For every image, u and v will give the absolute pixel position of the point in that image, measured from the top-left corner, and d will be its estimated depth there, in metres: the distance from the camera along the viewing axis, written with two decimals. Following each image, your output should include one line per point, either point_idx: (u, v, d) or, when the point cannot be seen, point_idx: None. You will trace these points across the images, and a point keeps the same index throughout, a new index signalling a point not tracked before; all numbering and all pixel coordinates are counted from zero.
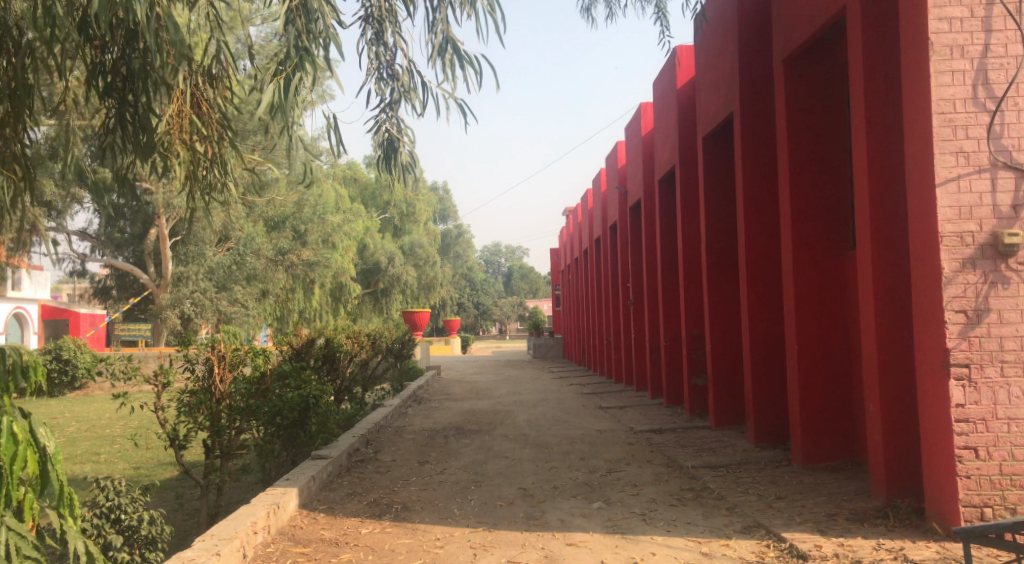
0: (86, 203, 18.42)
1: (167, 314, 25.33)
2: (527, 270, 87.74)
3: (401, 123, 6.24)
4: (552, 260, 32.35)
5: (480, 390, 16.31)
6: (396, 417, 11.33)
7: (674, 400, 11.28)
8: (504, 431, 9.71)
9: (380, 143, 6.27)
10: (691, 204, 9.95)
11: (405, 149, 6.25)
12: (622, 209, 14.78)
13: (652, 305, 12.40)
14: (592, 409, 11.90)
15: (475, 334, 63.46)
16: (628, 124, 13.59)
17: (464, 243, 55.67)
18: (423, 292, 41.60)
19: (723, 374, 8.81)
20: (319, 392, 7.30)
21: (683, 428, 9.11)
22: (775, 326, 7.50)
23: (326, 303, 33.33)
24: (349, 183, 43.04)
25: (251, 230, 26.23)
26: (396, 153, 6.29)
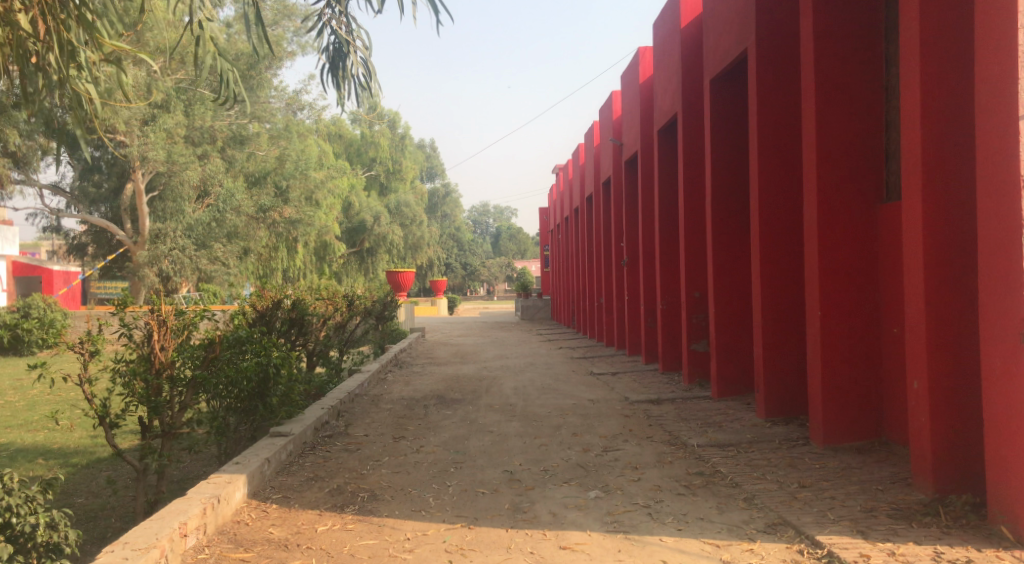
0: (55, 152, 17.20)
1: (145, 272, 24.01)
2: (516, 231, 87.00)
3: (351, 24, 6.18)
4: (540, 220, 31.57)
5: (467, 354, 15.55)
6: (374, 384, 10.57)
7: (670, 366, 10.60)
8: (490, 401, 8.99)
9: (327, 50, 6.19)
10: (695, 156, 9.12)
11: (356, 56, 6.22)
12: (616, 162, 13.93)
13: (647, 266, 11.64)
14: (583, 376, 11.19)
15: (463, 296, 62.63)
16: (624, 72, 12.70)
17: (452, 202, 54.82)
18: (409, 252, 40.72)
19: (728, 341, 8.09)
20: (281, 359, 6.50)
21: (682, 398, 8.42)
22: (790, 289, 6.76)
23: (309, 263, 32.37)
24: (334, 138, 41.72)
25: (231, 185, 25.18)
26: (345, 62, 6.20)
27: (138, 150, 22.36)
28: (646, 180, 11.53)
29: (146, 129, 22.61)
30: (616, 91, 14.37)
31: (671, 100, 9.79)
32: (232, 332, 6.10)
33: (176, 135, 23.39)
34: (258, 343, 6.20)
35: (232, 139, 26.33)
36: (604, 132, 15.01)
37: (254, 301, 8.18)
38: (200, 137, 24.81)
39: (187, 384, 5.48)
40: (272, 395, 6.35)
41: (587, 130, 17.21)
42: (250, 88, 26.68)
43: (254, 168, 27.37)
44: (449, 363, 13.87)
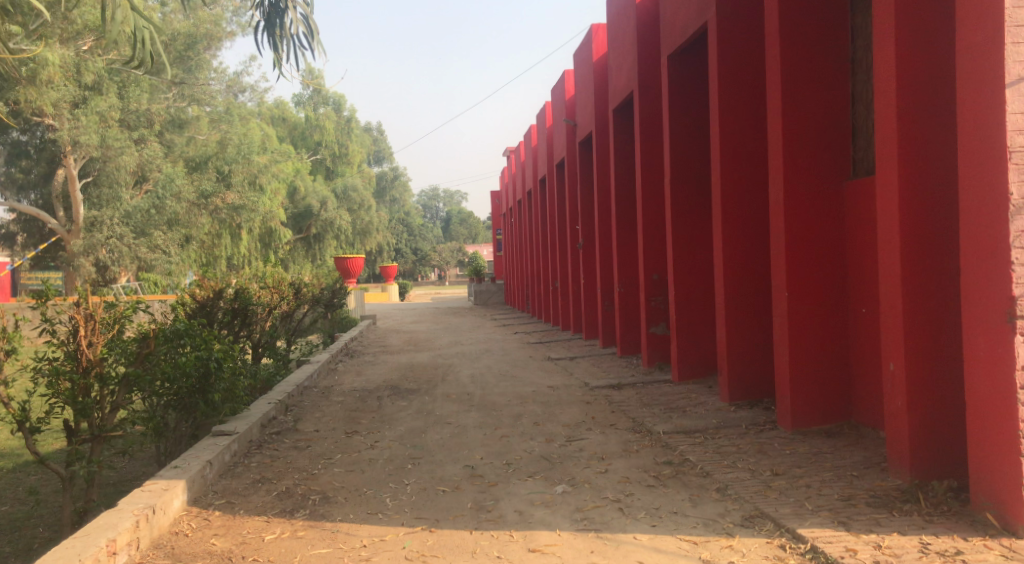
0: None
1: (81, 261, 22.88)
2: (466, 215, 86.38)
3: None
4: (491, 203, 31.24)
5: (420, 341, 15.21)
6: (325, 375, 10.16)
7: (628, 350, 10.45)
8: (446, 390, 8.71)
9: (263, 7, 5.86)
10: (652, 136, 8.92)
11: (294, 12, 5.89)
12: (570, 143, 13.70)
13: (603, 249, 11.45)
14: (540, 361, 10.99)
15: (414, 281, 62.01)
16: (577, 50, 12.43)
17: (400, 186, 54.00)
18: (358, 238, 39.94)
19: (689, 324, 7.95)
20: (224, 353, 6.09)
21: (643, 383, 8.27)
22: (754, 271, 6.63)
23: (255, 250, 31.45)
24: (277, 122, 40.62)
25: (170, 170, 24.19)
26: (283, 18, 5.89)
27: (69, 133, 21.31)
28: (601, 161, 11.32)
29: (78, 112, 21.56)
30: (569, 70, 14.10)
31: (627, 79, 9.57)
32: (169, 325, 5.66)
33: (110, 118, 22.35)
34: (198, 336, 5.77)
35: (171, 123, 25.69)
36: (556, 113, 14.75)
37: (192, 291, 7.69)
38: (136, 121, 23.84)
39: (119, 382, 5.03)
40: (216, 391, 5.93)
41: (539, 111, 16.92)
42: (188, 69, 25.70)
43: (195, 152, 26.51)
44: (402, 351, 13.50)
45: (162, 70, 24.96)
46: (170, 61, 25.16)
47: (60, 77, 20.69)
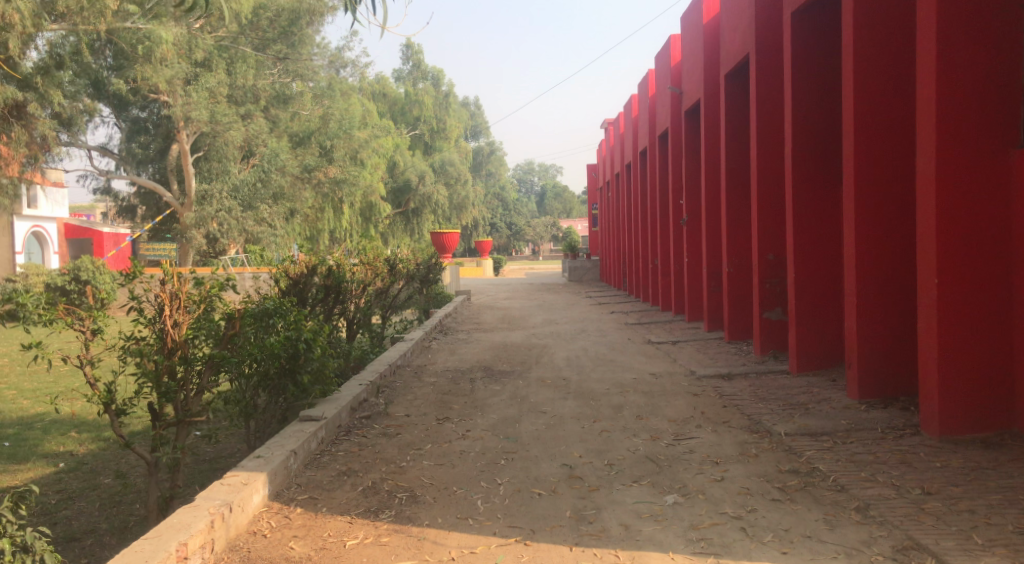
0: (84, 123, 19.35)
1: (193, 234, 23.85)
2: (561, 190, 85.51)
3: None
4: (588, 177, 30.51)
5: (514, 319, 14.86)
6: (418, 353, 9.95)
7: (737, 334, 9.72)
8: (541, 374, 8.28)
9: None
10: (770, 102, 8.10)
11: None
12: (675, 112, 12.89)
13: (711, 225, 10.69)
14: (640, 345, 10.39)
15: (508, 256, 61.99)
16: (686, 11, 11.58)
17: (496, 161, 53.89)
18: (454, 212, 40.07)
19: (810, 309, 7.20)
20: (313, 334, 5.87)
21: (756, 373, 7.57)
22: (891, 253, 5.82)
23: (355, 223, 31.90)
24: (378, 97, 41.15)
25: (275, 145, 24.81)
26: None
27: (182, 109, 22.08)
28: (710, 129, 10.54)
29: (189, 89, 22.38)
30: (676, 34, 13.23)
31: (742, 40, 8.75)
32: (257, 304, 5.49)
33: (218, 94, 23.11)
34: (286, 314, 5.58)
35: (276, 99, 26.30)
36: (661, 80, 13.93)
37: (284, 268, 7.56)
38: (243, 97, 24.64)
39: (204, 363, 4.88)
40: (304, 372, 5.75)
41: (642, 79, 16.08)
42: (291, 45, 26.11)
43: (298, 127, 27.07)
44: (497, 329, 13.18)
45: (265, 47, 25.71)
46: (275, 37, 25.69)
47: (173, 55, 21.59)
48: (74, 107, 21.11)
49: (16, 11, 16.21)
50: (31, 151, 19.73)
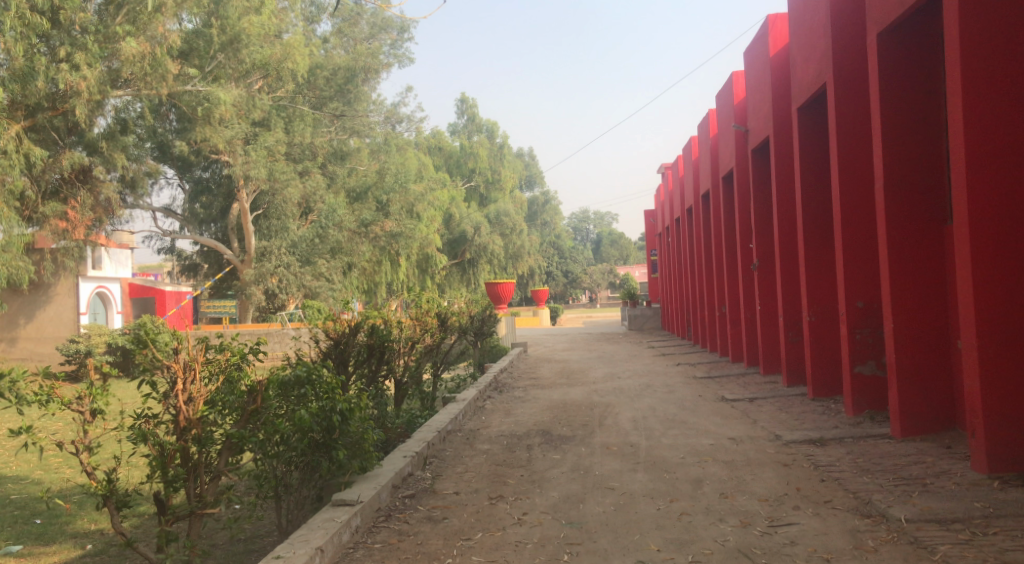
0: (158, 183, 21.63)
1: (252, 290, 23.95)
2: (618, 237, 84.73)
3: None
4: (647, 222, 29.74)
5: (574, 373, 14.07)
6: (471, 415, 9.27)
7: (821, 391, 8.75)
8: (606, 439, 7.50)
9: None
10: (854, 135, 7.36)
11: None
12: (741, 152, 12.19)
13: (786, 269, 9.85)
14: (712, 403, 9.49)
15: (565, 303, 61.35)
16: (751, 45, 10.99)
17: (551, 210, 53.69)
18: (510, 262, 39.74)
19: (912, 366, 6.30)
20: (351, 406, 5.29)
21: (852, 438, 6.63)
22: (1019, 300, 4.95)
23: (413, 275, 31.81)
24: (433, 151, 41.66)
25: (333, 201, 24.89)
26: None
27: (241, 168, 22.32)
28: (781, 167, 9.81)
29: (249, 148, 22.59)
30: (739, 71, 12.62)
31: (817, 70, 8.10)
32: (286, 373, 4.98)
33: (276, 152, 23.39)
34: (321, 383, 5.03)
35: (333, 156, 26.85)
36: (723, 118, 13.26)
37: (324, 327, 7.07)
38: (301, 154, 24.95)
39: (223, 443, 4.30)
40: (339, 447, 5.14)
41: (702, 118, 15.45)
42: (348, 102, 26.47)
43: (356, 183, 27.22)
44: (555, 385, 12.39)
45: (322, 105, 26.20)
46: (332, 95, 26.10)
47: (233, 115, 22.02)
48: (138, 170, 21.30)
49: (82, 80, 16.90)
50: (96, 214, 20.03)
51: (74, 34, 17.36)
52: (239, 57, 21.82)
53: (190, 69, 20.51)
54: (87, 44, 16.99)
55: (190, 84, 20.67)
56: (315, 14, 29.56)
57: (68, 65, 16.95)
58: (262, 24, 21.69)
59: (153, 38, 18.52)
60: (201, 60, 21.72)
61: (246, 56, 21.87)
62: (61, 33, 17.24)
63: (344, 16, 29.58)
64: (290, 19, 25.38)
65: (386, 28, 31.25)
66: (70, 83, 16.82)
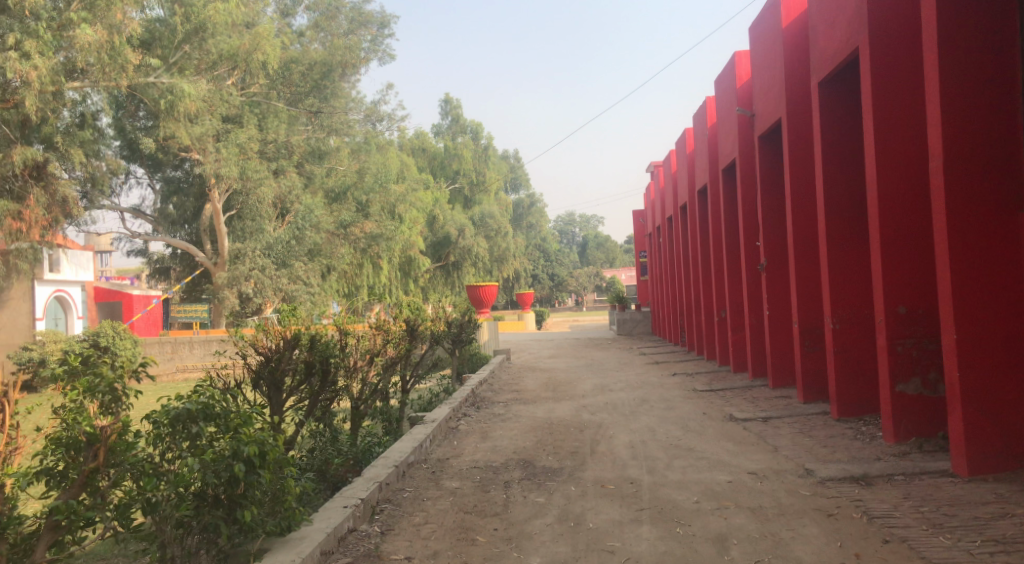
0: (135, 179, 21.47)
1: (224, 294, 22.33)
2: (604, 240, 83.67)
3: None
4: (636, 222, 28.54)
5: (560, 384, 12.75)
6: (441, 439, 7.94)
7: (847, 410, 7.50)
8: (599, 473, 6.21)
9: None
10: (894, 108, 6.18)
11: None
12: (745, 139, 10.98)
13: (802, 269, 8.60)
14: (719, 424, 8.19)
15: (551, 307, 60.18)
16: (758, 18, 9.81)
17: (537, 213, 52.56)
18: (495, 265, 38.33)
19: (979, 387, 5.06)
20: (272, 448, 4.01)
21: (905, 476, 5.39)
22: None
23: (396, 279, 30.31)
24: (417, 152, 40.42)
25: (310, 201, 23.39)
26: None
27: (211, 167, 20.75)
28: (796, 153, 8.58)
29: (219, 145, 21.09)
30: (741, 51, 11.43)
31: (842, 34, 6.90)
32: (177, 406, 3.78)
33: (250, 149, 21.82)
34: (221, 419, 3.86)
35: (311, 155, 25.22)
36: (724, 104, 12.05)
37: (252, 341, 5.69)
38: (275, 152, 23.50)
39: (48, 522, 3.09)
40: (249, 503, 3.83)
41: (699, 107, 14.22)
42: (324, 98, 25.04)
43: (334, 183, 25.72)
44: (540, 399, 11.01)
45: (297, 101, 24.82)
46: (307, 91, 24.74)
47: (202, 110, 20.58)
48: (99, 167, 19.71)
49: (33, 69, 15.24)
50: (53, 215, 18.05)
51: (27, 23, 15.79)
52: (205, 47, 20.27)
53: (153, 59, 19.03)
54: (38, 30, 15.38)
55: (151, 77, 19.23)
56: (290, 8, 28.22)
57: (18, 54, 15.35)
58: (229, 13, 20.03)
59: (113, 26, 16.86)
60: (165, 51, 20.09)
61: (213, 45, 20.42)
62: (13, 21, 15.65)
63: (321, 10, 28.47)
64: (261, 11, 23.86)
65: (366, 23, 29.81)
66: (19, 73, 15.17)
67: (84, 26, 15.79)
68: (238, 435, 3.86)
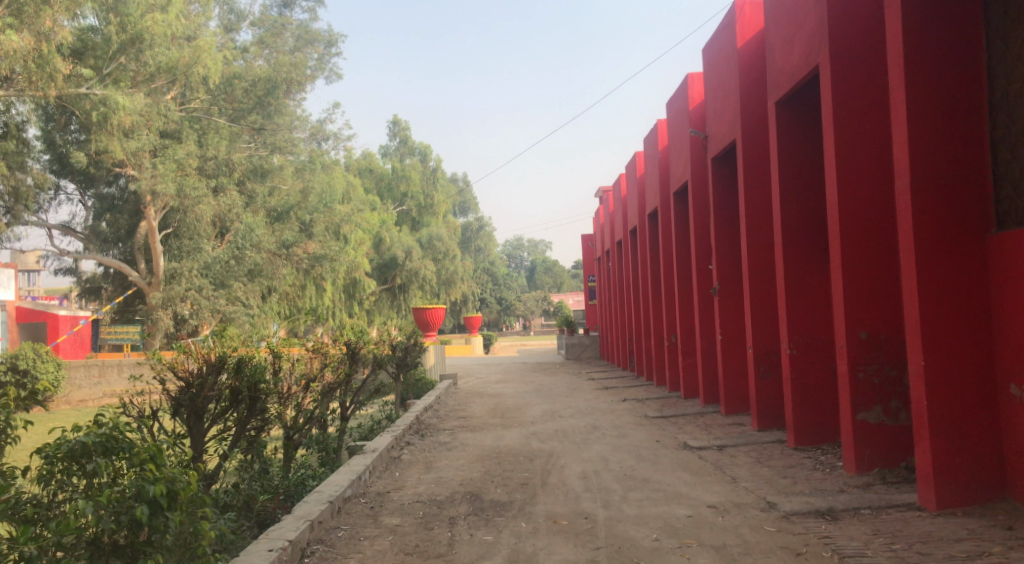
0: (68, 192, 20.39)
1: (158, 315, 21.13)
2: (552, 264, 83.89)
3: None
4: (585, 246, 28.47)
5: (508, 410, 12.32)
6: (383, 471, 7.43)
7: (804, 438, 7.30)
8: (550, 507, 5.81)
9: None
10: (854, 127, 6.07)
11: None
12: (698, 161, 10.89)
13: (756, 292, 8.45)
14: (673, 453, 7.90)
15: (498, 331, 59.84)
16: (712, 40, 9.74)
17: (485, 237, 52.31)
18: (442, 288, 37.78)
19: (947, 414, 4.87)
20: (188, 486, 3.49)
21: (871, 509, 5.14)
22: None
23: (339, 302, 29.52)
24: (364, 173, 39.80)
25: (252, 220, 22.54)
26: None
27: (147, 183, 19.90)
28: (752, 174, 8.45)
29: (156, 160, 20.20)
30: (695, 73, 11.39)
31: (801, 53, 6.79)
32: (70, 441, 3.30)
33: (188, 166, 20.95)
34: (130, 451, 3.36)
35: (254, 173, 24.42)
36: (676, 125, 11.98)
37: (171, 364, 5.15)
38: (216, 169, 22.66)
39: None
40: (155, 552, 3.27)
41: (650, 130, 14.17)
42: (268, 115, 24.33)
43: (277, 203, 24.95)
44: (487, 426, 10.58)
45: (240, 118, 24.01)
46: (251, 107, 24.00)
47: (138, 124, 19.71)
48: (23, 180, 18.50)
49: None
50: None
51: None
52: (142, 58, 19.39)
53: (85, 69, 18.05)
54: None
55: (82, 87, 18.25)
56: (234, 23, 27.53)
57: None
58: (168, 23, 19.42)
59: (41, 33, 15.94)
60: (99, 61, 19.10)
61: (150, 57, 19.48)
62: None
63: (266, 27, 27.85)
64: (203, 24, 23.12)
65: (312, 41, 29.54)
66: None
67: (10, 31, 14.78)
68: (144, 473, 3.34)
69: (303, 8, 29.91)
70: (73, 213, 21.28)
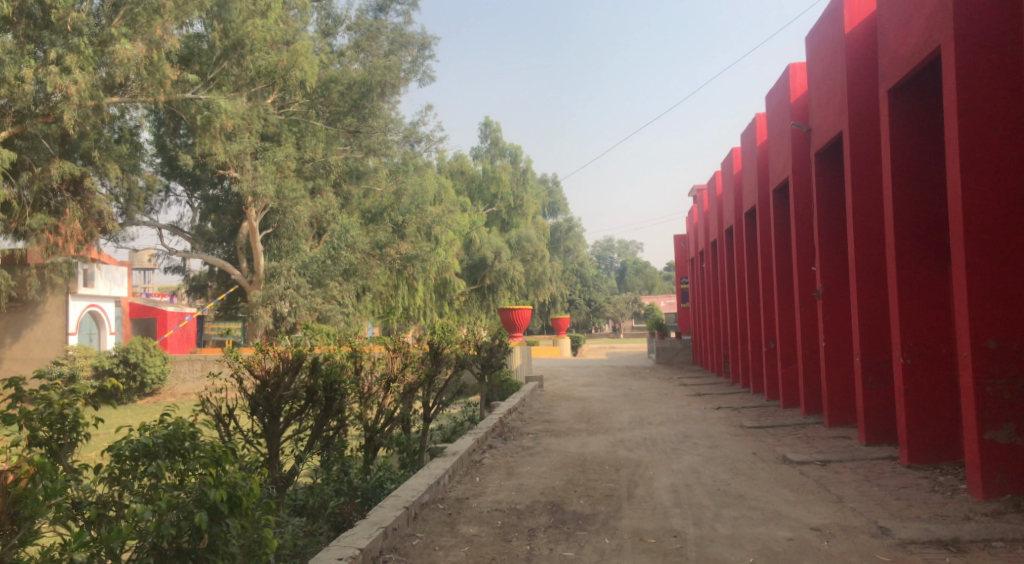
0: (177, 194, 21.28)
1: (259, 312, 21.81)
2: (643, 265, 82.48)
3: None
4: (677, 247, 27.63)
5: (595, 415, 11.93)
6: (463, 476, 7.22)
7: (919, 457, 6.62)
8: (637, 523, 5.43)
9: None
10: (982, 113, 5.41)
11: None
12: (799, 156, 10.20)
13: (865, 298, 7.75)
14: (772, 467, 7.34)
15: (587, 333, 59.33)
16: (816, 25, 9.08)
17: (575, 237, 51.85)
18: (531, 289, 37.62)
19: None
20: (254, 491, 3.33)
21: (1006, 544, 4.52)
22: None
23: (430, 301, 29.79)
24: (455, 175, 40.12)
25: (347, 221, 22.93)
26: None
27: (248, 185, 20.51)
28: (861, 169, 7.78)
29: (257, 163, 20.81)
30: (797, 62, 10.69)
31: (919, 32, 6.14)
32: (134, 441, 3.22)
33: (286, 168, 21.53)
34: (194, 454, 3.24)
35: (349, 175, 24.91)
36: (776, 119, 11.30)
37: (248, 363, 5.10)
38: (312, 171, 23.23)
39: None
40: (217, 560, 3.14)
41: (748, 125, 13.47)
42: (362, 118, 24.71)
43: (371, 204, 25.36)
44: (572, 431, 10.24)
45: (336, 121, 24.49)
46: (346, 110, 24.46)
47: (240, 127, 20.39)
48: (135, 182, 19.39)
49: (73, 84, 14.55)
50: (88, 229, 17.66)
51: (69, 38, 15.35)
52: (244, 63, 20.02)
53: (191, 75, 18.76)
54: (81, 45, 14.79)
55: (188, 92, 18.98)
56: (331, 28, 28.17)
57: (60, 68, 14.78)
58: (268, 29, 19.98)
59: (153, 42, 16.62)
60: (204, 67, 20.06)
61: (251, 62, 20.06)
62: (55, 36, 15.30)
63: (362, 31, 28.42)
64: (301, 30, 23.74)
65: (406, 44, 29.21)
66: (60, 87, 14.52)
67: (125, 41, 15.45)
68: (205, 477, 3.20)
69: (397, 11, 30.27)
70: (180, 214, 22.28)
